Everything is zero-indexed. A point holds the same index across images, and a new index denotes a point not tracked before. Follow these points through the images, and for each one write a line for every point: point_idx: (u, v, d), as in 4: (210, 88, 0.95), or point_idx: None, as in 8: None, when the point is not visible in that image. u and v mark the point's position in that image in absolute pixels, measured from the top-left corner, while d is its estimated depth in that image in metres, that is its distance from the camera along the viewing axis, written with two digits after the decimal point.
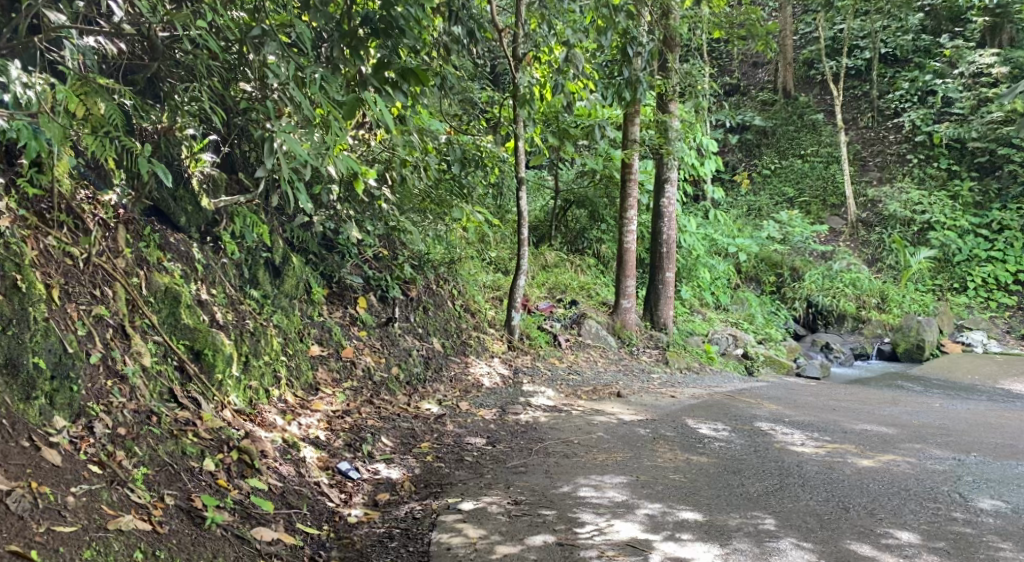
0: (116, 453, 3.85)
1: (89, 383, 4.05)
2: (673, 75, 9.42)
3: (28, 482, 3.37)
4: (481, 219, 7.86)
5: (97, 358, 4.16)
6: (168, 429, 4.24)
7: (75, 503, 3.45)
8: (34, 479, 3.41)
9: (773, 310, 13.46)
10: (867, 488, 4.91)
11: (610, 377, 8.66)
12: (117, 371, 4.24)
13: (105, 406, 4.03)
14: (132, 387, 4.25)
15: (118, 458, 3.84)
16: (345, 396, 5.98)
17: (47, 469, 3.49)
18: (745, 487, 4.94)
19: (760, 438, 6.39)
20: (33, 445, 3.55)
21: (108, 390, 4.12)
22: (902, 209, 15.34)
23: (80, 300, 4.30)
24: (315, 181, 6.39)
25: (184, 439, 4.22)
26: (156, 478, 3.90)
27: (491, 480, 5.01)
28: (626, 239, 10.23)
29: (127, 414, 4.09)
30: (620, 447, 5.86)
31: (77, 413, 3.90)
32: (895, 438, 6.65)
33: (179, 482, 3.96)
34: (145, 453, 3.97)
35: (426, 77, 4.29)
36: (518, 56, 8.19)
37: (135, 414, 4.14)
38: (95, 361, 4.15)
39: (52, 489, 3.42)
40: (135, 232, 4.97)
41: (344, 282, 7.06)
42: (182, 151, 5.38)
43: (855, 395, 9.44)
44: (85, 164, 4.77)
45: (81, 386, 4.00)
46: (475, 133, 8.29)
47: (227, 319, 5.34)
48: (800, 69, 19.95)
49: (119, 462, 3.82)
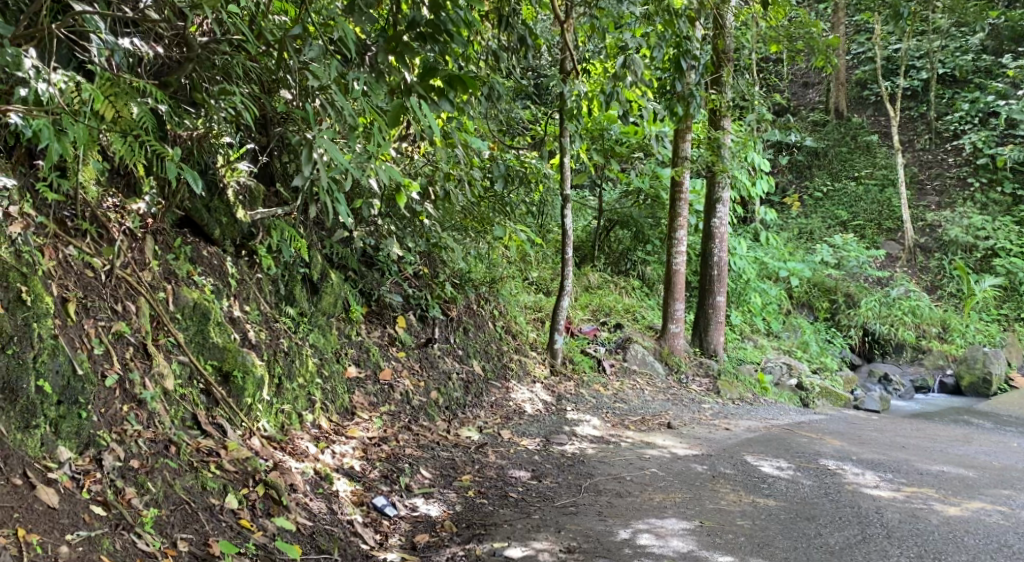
0: (125, 491, 3.55)
1: (102, 408, 3.76)
2: (726, 90, 8.93)
3: (15, 529, 3.08)
4: (525, 237, 7.47)
5: (113, 381, 3.86)
6: (189, 461, 3.93)
7: (69, 554, 3.17)
8: (22, 525, 3.12)
9: (827, 337, 12.70)
10: (964, 544, 4.55)
11: (659, 406, 8.16)
12: (135, 395, 3.93)
13: (118, 435, 3.74)
14: (150, 413, 3.95)
15: (128, 497, 3.54)
16: (383, 422, 5.61)
17: (39, 513, 3.20)
18: (824, 538, 4.52)
19: (829, 479, 5.86)
20: (27, 483, 3.26)
21: (123, 416, 3.82)
22: (964, 235, 14.61)
23: (100, 315, 4.01)
24: (356, 194, 6.06)
25: (205, 473, 3.91)
26: (168, 520, 3.60)
27: (540, 522, 4.59)
28: (675, 260, 9.74)
29: (142, 445, 3.79)
30: (678, 486, 5.38)
31: (85, 443, 3.61)
32: (978, 482, 6.08)
33: (195, 524, 3.66)
34: (160, 490, 3.67)
35: (474, 83, 3.89)
36: (567, 69, 7.75)
37: (152, 444, 3.84)
38: (110, 385, 3.85)
39: (42, 539, 3.14)
40: (164, 243, 4.67)
41: (383, 300, 6.69)
42: (218, 160, 5.10)
43: (922, 431, 8.81)
44: (116, 172, 4.49)
45: (92, 412, 3.71)
46: (519, 149, 7.92)
47: (259, 338, 5.02)
48: (853, 89, 19.30)
49: (128, 501, 3.53)
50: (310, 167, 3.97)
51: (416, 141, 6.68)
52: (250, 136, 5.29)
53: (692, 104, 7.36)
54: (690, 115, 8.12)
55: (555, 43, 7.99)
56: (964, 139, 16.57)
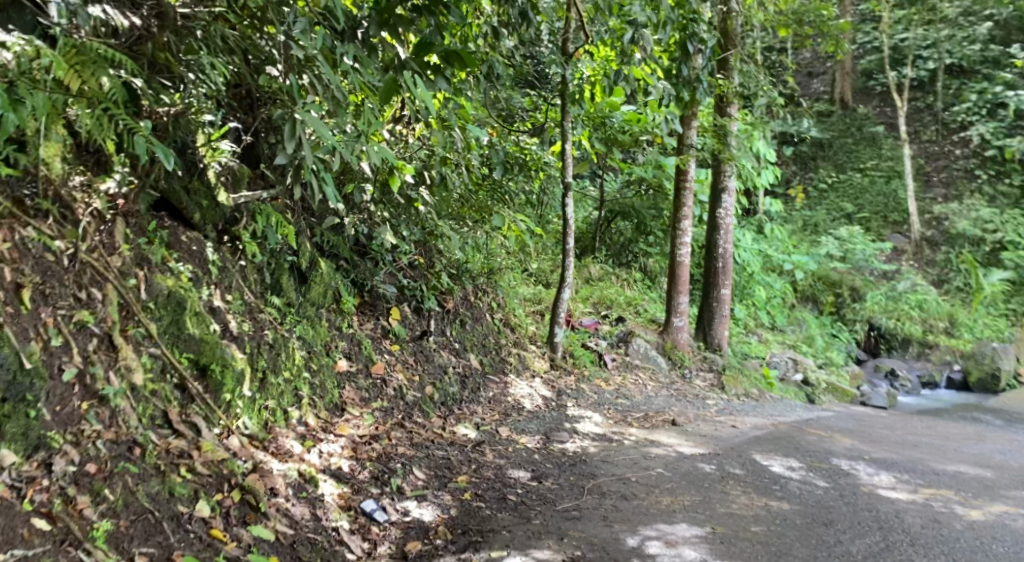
0: (78, 499, 3.26)
1: (58, 405, 3.48)
2: (734, 76, 8.53)
3: None
4: (524, 226, 7.13)
5: (71, 376, 3.57)
6: (155, 464, 3.64)
7: None
8: None
9: (833, 332, 12.41)
10: (992, 552, 4.28)
11: (663, 403, 7.86)
12: (97, 391, 3.64)
13: (73, 437, 3.45)
14: (113, 411, 3.65)
15: (79, 507, 3.25)
16: (374, 419, 5.31)
17: None
18: (845, 546, 4.25)
19: (843, 480, 5.57)
20: None
21: (81, 414, 3.54)
22: (972, 228, 14.29)
23: (59, 304, 3.71)
24: (347, 178, 5.74)
25: (172, 477, 3.63)
26: (127, 533, 3.32)
27: (541, 528, 4.31)
28: (678, 252, 9.39)
29: (100, 447, 3.49)
30: (687, 488, 5.08)
31: (34, 445, 3.31)
32: (997, 482, 5.79)
33: (158, 537, 3.39)
34: (119, 498, 3.39)
35: (473, 61, 3.38)
36: (568, 50, 7.37)
37: (113, 446, 3.55)
38: (68, 380, 3.55)
39: None
40: (137, 226, 4.36)
41: (377, 291, 6.37)
42: (198, 138, 4.72)
43: (933, 429, 8.50)
44: (85, 148, 4.16)
45: (43, 410, 3.40)
46: (519, 134, 7.57)
47: (242, 329, 4.72)
48: (858, 80, 18.91)
49: (80, 511, 3.24)
50: (295, 146, 3.63)
51: (410, 123, 6.32)
52: (233, 115, 4.96)
53: (699, 88, 6.98)
54: (697, 102, 7.76)
55: (556, 24, 7.61)
56: (971, 130, 16.22)
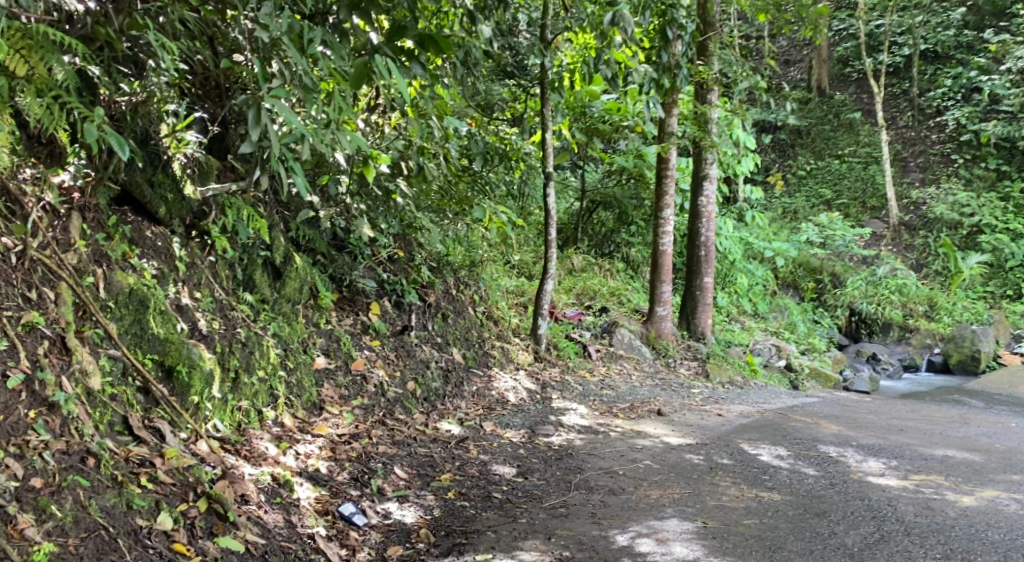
0: (19, 519, 3.02)
1: (1, 415, 3.25)
2: (713, 63, 8.33)
3: None
4: (505, 217, 6.95)
5: (17, 382, 3.36)
6: (112, 475, 3.45)
7: None
8: None
9: (815, 319, 12.40)
10: (989, 540, 4.18)
11: (649, 392, 7.76)
12: (46, 398, 3.43)
13: (17, 447, 3.21)
14: (64, 419, 3.45)
15: (21, 526, 3.01)
16: (354, 417, 5.15)
17: None
18: (840, 538, 4.14)
19: (832, 467, 5.47)
20: None
21: (28, 424, 3.32)
22: (950, 212, 14.22)
23: (5, 305, 3.51)
24: (321, 170, 5.54)
25: (131, 489, 3.45)
26: (75, 553, 3.09)
27: (528, 527, 4.18)
28: (660, 240, 9.25)
29: (48, 459, 3.27)
30: (676, 481, 4.96)
31: None
32: (986, 466, 5.71)
33: (113, 555, 3.17)
34: (69, 515, 3.17)
35: (449, 45, 3.19)
36: (546, 38, 7.15)
37: (64, 456, 3.34)
38: (13, 386, 3.35)
39: None
40: (95, 222, 4.16)
41: (356, 285, 6.18)
42: (161, 129, 4.48)
43: (917, 413, 8.45)
44: (35, 139, 3.94)
45: None
46: (499, 125, 7.37)
47: (212, 327, 4.54)
48: (834, 67, 18.85)
49: (20, 531, 3.00)
50: (260, 133, 3.37)
51: (385, 112, 6.10)
52: (200, 104, 4.77)
53: (678, 75, 6.77)
54: (676, 88, 7.55)
55: (534, 11, 7.39)
56: (947, 115, 16.11)
